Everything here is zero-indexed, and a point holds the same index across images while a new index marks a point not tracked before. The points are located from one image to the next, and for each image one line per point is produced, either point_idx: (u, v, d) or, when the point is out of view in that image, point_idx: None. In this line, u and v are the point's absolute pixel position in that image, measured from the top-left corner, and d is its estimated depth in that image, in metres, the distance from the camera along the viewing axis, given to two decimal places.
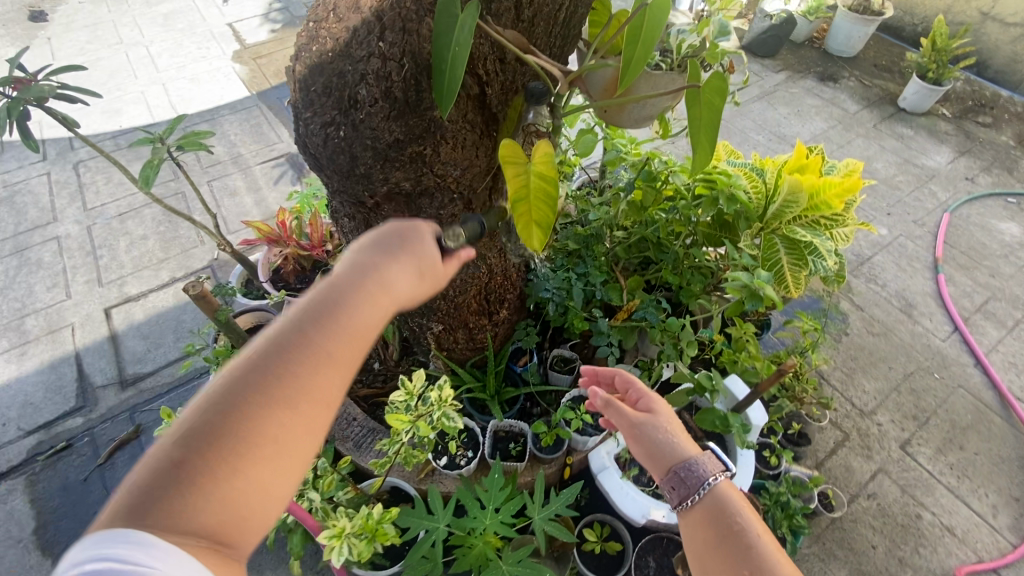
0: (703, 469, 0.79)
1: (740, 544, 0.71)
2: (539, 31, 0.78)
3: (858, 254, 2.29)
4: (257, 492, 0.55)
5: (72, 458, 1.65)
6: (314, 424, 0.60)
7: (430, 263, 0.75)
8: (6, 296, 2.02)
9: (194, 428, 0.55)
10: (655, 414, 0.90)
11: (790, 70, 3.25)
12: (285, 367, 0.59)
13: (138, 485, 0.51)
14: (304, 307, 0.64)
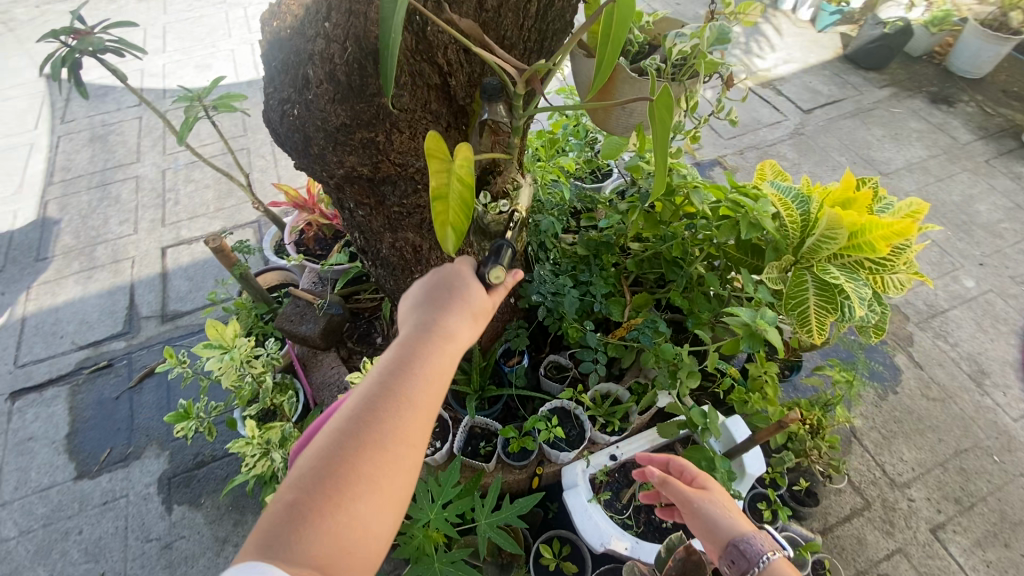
0: (757, 547, 0.80)
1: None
2: (512, 20, 0.71)
3: (931, 305, 2.02)
4: (358, 529, 0.61)
5: (109, 377, 1.82)
6: (401, 466, 0.65)
7: (485, 304, 0.78)
8: (86, 223, 2.26)
9: (301, 476, 0.62)
10: (711, 495, 0.93)
11: (896, 87, 2.88)
12: (372, 417, 0.65)
13: (264, 527, 0.59)
14: (386, 361, 0.70)
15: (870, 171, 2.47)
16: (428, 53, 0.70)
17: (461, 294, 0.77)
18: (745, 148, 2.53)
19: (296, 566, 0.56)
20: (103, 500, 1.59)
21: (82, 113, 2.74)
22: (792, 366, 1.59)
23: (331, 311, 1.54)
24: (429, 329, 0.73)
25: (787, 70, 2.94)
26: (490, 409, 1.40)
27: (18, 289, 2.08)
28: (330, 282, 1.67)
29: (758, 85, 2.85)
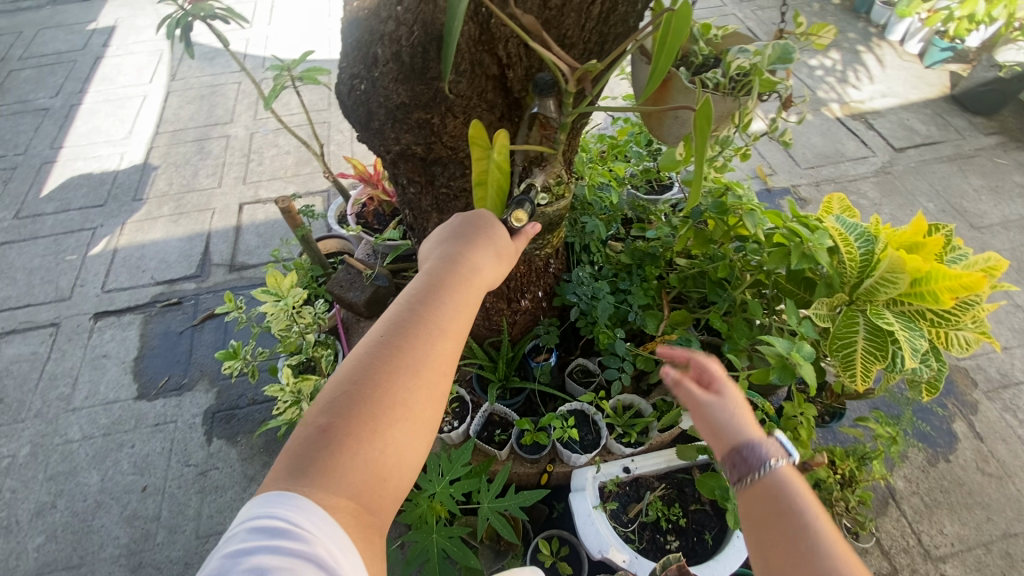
0: (765, 453, 0.67)
1: (800, 533, 0.60)
2: (575, 20, 0.73)
3: (1006, 375, 1.84)
4: (390, 456, 0.61)
5: (177, 313, 2.01)
6: (431, 396, 0.65)
7: (512, 245, 0.78)
8: (180, 172, 2.49)
9: (332, 402, 0.61)
10: (718, 387, 0.77)
11: (1006, 136, 2.64)
12: (402, 347, 0.65)
13: (294, 450, 0.58)
14: (415, 294, 0.70)
15: (959, 222, 2.28)
16: (490, 45, 0.74)
17: (488, 234, 0.77)
18: (822, 180, 2.40)
19: (332, 490, 0.56)
20: (155, 421, 1.75)
21: (192, 74, 3.01)
22: (833, 411, 1.52)
23: (377, 282, 1.57)
24: (458, 267, 0.73)
25: (882, 104, 2.76)
26: (511, 400, 1.42)
27: (115, 223, 2.32)
28: (382, 255, 1.73)
29: (848, 116, 2.70)
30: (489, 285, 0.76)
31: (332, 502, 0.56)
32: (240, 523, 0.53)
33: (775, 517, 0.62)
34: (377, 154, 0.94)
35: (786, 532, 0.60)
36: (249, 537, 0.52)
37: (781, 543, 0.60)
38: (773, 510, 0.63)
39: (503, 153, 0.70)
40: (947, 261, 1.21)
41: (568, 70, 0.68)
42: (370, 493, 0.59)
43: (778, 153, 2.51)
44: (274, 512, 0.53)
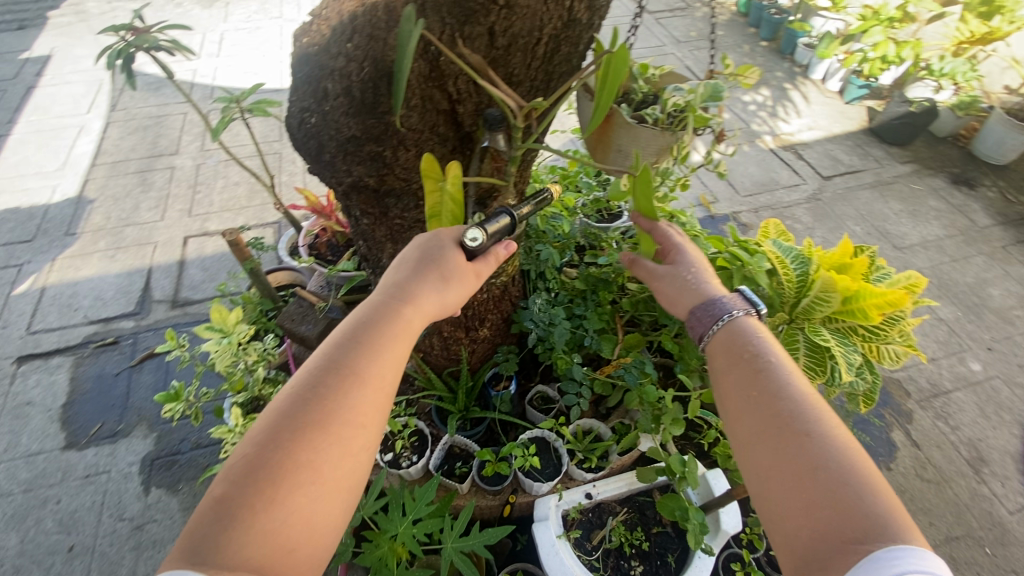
0: (728, 305, 0.85)
1: (754, 366, 0.75)
2: (520, 59, 0.76)
3: (934, 384, 1.99)
4: (300, 517, 0.57)
5: (114, 354, 1.87)
6: (349, 446, 0.62)
7: (456, 272, 0.78)
8: (118, 205, 2.37)
9: (239, 465, 0.58)
10: (679, 263, 0.94)
11: (919, 164, 2.91)
12: (319, 400, 0.63)
13: (195, 524, 0.54)
14: (344, 335, 0.69)
15: (884, 243, 2.47)
16: (440, 81, 0.76)
17: (426, 269, 0.77)
18: (761, 207, 2.55)
19: (237, 561, 0.52)
20: (86, 473, 1.62)
21: (134, 104, 2.92)
22: None
23: (331, 315, 1.54)
24: (387, 308, 0.72)
25: (810, 137, 2.99)
26: (471, 430, 1.40)
27: (44, 259, 2.18)
28: (337, 287, 1.68)
29: (780, 147, 2.90)
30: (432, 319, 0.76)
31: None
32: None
33: (735, 359, 0.78)
34: (329, 186, 0.94)
35: (746, 368, 0.76)
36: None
37: (740, 378, 0.75)
38: (737, 355, 0.78)
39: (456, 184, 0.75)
40: (874, 280, 1.30)
41: (514, 108, 0.73)
42: (279, 562, 0.55)
43: (719, 181, 2.67)
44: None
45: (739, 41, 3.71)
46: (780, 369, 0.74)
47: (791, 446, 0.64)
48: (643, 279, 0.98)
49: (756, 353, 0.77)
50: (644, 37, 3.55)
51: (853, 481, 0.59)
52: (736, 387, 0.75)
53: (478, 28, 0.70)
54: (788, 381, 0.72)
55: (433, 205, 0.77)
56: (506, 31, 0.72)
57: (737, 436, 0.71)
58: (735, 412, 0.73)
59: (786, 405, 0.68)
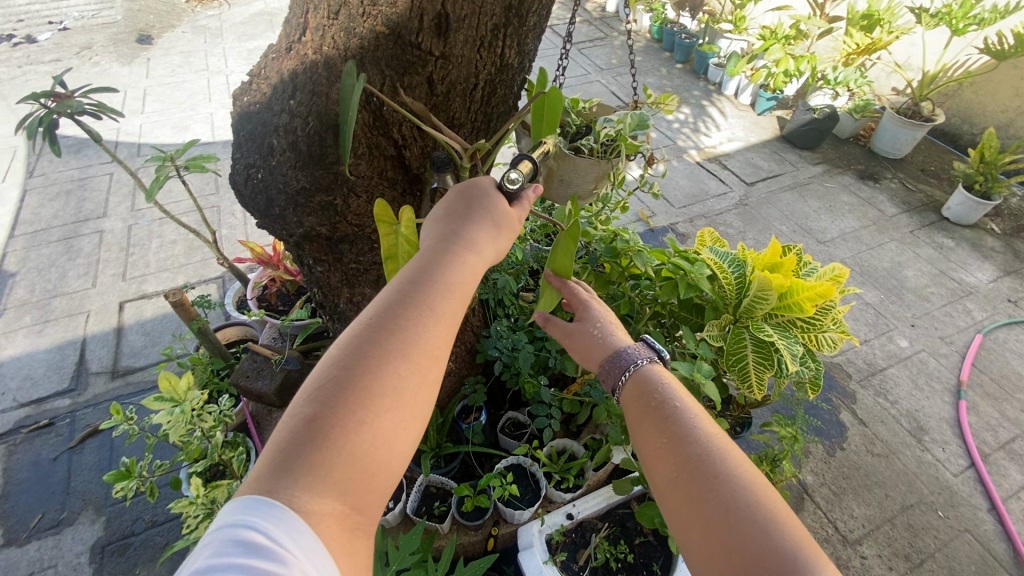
0: (631, 356, 0.83)
1: (660, 413, 0.73)
2: (461, 104, 0.80)
3: (870, 364, 2.15)
4: (379, 448, 0.55)
5: (49, 437, 1.72)
6: (423, 381, 0.60)
7: (509, 217, 0.74)
8: (43, 277, 2.23)
9: (319, 389, 0.55)
10: (587, 317, 0.93)
11: (828, 165, 3.19)
12: (393, 332, 0.59)
13: (278, 447, 0.52)
14: (411, 269, 0.66)
15: (809, 239, 2.67)
16: (385, 129, 0.79)
17: (483, 205, 0.73)
18: (696, 216, 2.71)
19: (318, 490, 0.51)
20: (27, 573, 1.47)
21: (53, 168, 2.77)
22: (743, 422, 1.63)
23: (287, 366, 1.51)
24: (451, 243, 0.68)
25: (731, 148, 3.23)
26: (446, 467, 1.39)
27: None
28: (291, 337, 1.65)
29: (706, 160, 3.11)
30: (490, 261, 0.72)
31: (317, 507, 0.50)
32: (216, 533, 0.48)
33: (644, 407, 0.76)
34: (279, 238, 0.93)
35: (653, 417, 0.74)
36: (226, 551, 0.46)
37: (651, 425, 0.73)
38: (642, 405, 0.77)
39: (411, 227, 0.72)
40: (804, 275, 1.42)
41: (460, 149, 0.77)
42: (358, 491, 0.53)
43: (655, 196, 2.82)
44: (252, 523, 0.48)
45: (657, 66, 3.98)
46: (686, 413, 0.72)
47: (702, 492, 0.63)
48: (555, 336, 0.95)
49: (663, 399, 0.76)
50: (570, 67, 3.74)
51: (763, 520, 0.59)
52: (648, 436, 0.72)
53: (418, 78, 0.74)
54: (694, 424, 0.70)
55: (388, 247, 0.74)
56: (444, 78, 0.76)
57: (654, 486, 0.69)
58: (650, 461, 0.71)
59: (694, 448, 0.67)
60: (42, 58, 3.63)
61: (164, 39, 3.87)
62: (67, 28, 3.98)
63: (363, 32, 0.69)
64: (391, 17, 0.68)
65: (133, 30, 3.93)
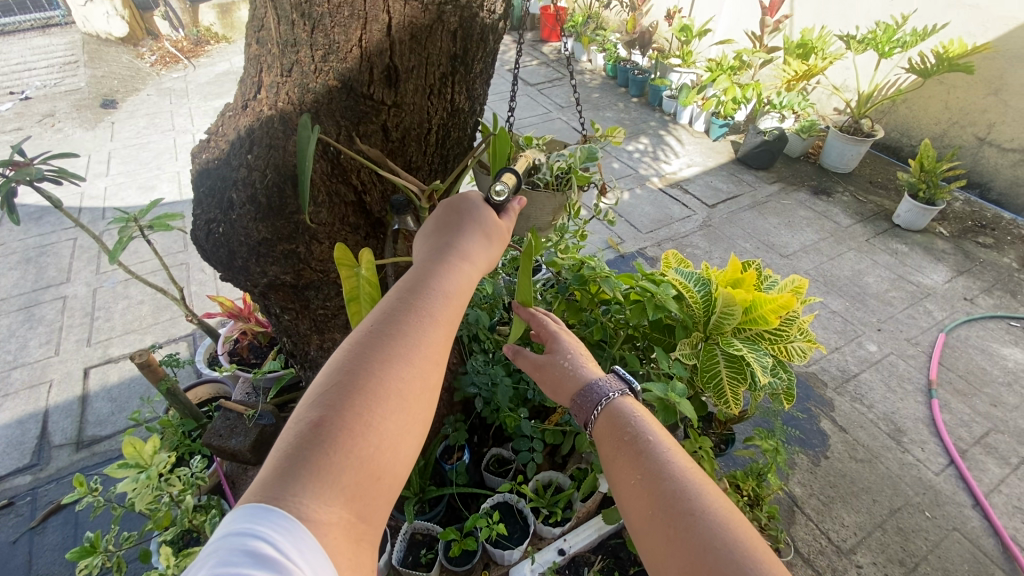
0: (604, 389, 0.84)
1: (633, 448, 0.73)
2: (416, 148, 0.83)
3: (844, 370, 2.20)
4: (384, 451, 0.56)
5: (8, 518, 1.61)
6: (424, 386, 0.61)
7: (496, 229, 0.77)
8: (2, 348, 2.14)
9: (325, 394, 0.56)
10: (559, 349, 0.93)
11: (784, 183, 3.34)
12: (395, 336, 0.61)
13: (284, 451, 0.52)
14: (410, 278, 0.67)
15: (773, 254, 2.77)
16: (344, 176, 0.81)
17: (472, 220, 0.75)
18: (663, 240, 2.79)
19: (325, 496, 0.50)
20: None
21: (14, 237, 2.72)
22: (727, 439, 1.66)
23: (262, 421, 1.48)
24: (444, 254, 0.71)
25: (690, 173, 3.36)
26: (431, 512, 1.35)
27: None
28: (264, 390, 1.63)
29: (667, 186, 3.22)
30: (483, 274, 0.74)
31: (325, 512, 0.50)
32: (222, 541, 0.46)
33: (618, 442, 0.76)
34: (244, 289, 0.94)
35: (626, 453, 0.74)
36: (234, 561, 0.44)
37: (626, 460, 0.73)
38: (614, 442, 0.77)
39: (371, 268, 0.72)
40: (765, 288, 1.47)
41: (416, 190, 0.79)
42: (363, 496, 0.53)
43: (621, 223, 2.90)
44: (261, 533, 0.46)
45: (613, 101, 4.17)
46: (659, 447, 0.72)
47: (679, 528, 0.62)
48: (526, 370, 0.95)
49: (636, 434, 0.76)
50: (530, 107, 3.89)
51: (739, 557, 0.58)
52: (624, 470, 0.72)
53: (372, 126, 0.77)
54: (667, 458, 0.70)
55: (349, 290, 0.72)
56: (398, 125, 0.79)
57: (632, 523, 0.69)
58: (627, 496, 0.70)
59: (670, 484, 0.66)
60: (1, 128, 3.61)
61: (127, 103, 3.90)
62: (27, 97, 3.98)
63: (316, 87, 0.72)
64: (342, 72, 0.71)
65: (96, 95, 3.96)
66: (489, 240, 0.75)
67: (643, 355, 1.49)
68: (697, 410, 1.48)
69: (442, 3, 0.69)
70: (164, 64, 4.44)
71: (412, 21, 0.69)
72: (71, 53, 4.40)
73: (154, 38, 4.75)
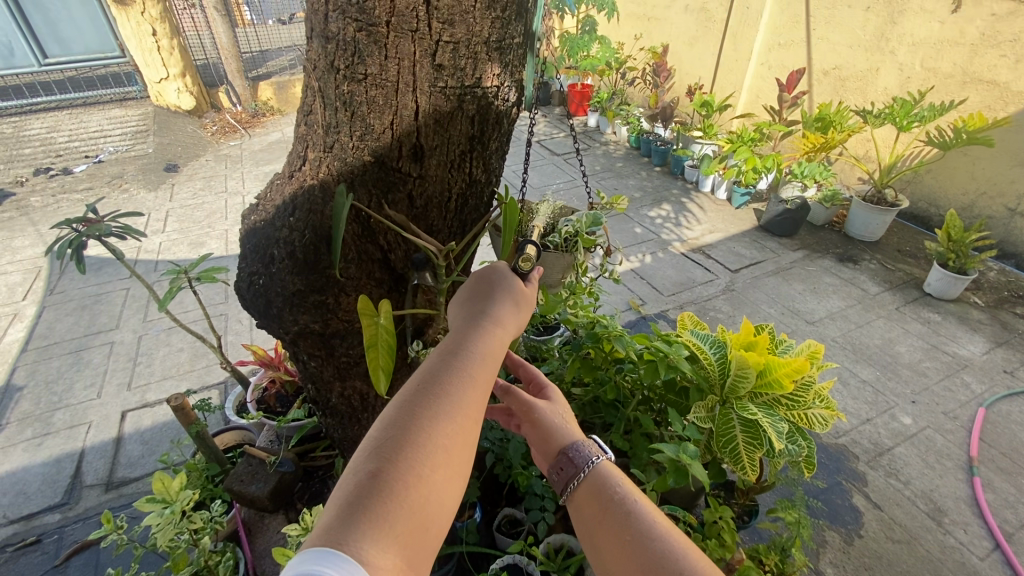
0: (583, 453, 0.83)
1: (619, 513, 0.75)
2: (437, 214, 0.93)
3: (876, 443, 2.10)
4: (431, 503, 0.58)
5: (34, 555, 1.66)
6: (466, 439, 0.64)
7: (525, 295, 0.84)
8: (50, 389, 2.29)
9: (379, 445, 0.59)
10: (551, 403, 0.93)
11: (807, 250, 3.36)
12: (441, 391, 0.64)
13: (342, 501, 0.54)
14: (452, 337, 0.72)
15: (798, 320, 2.74)
16: (372, 237, 0.91)
17: (504, 287, 0.82)
18: (684, 303, 2.81)
19: (382, 545, 0.52)
20: None
21: (74, 285, 2.95)
22: (750, 510, 1.57)
23: (281, 468, 1.53)
24: (480, 316, 0.76)
25: (712, 238, 3.42)
26: (440, 570, 1.34)
27: None
28: (286, 438, 1.68)
29: (689, 251, 3.28)
30: (513, 336, 0.79)
31: (383, 560, 0.51)
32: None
33: (603, 504, 0.78)
34: (277, 336, 1.02)
35: (610, 518, 0.75)
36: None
37: (612, 523, 0.75)
38: (597, 508, 0.78)
39: (389, 317, 0.80)
40: (780, 353, 1.48)
41: (436, 250, 0.88)
42: (412, 548, 0.55)
43: (642, 286, 2.94)
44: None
45: (636, 169, 4.35)
46: (644, 510, 0.74)
47: None
48: (515, 411, 0.92)
49: (621, 497, 0.78)
50: (555, 175, 4.09)
51: None
52: (609, 533, 0.74)
53: (400, 195, 0.87)
54: (653, 522, 0.72)
55: (370, 338, 0.78)
56: (422, 194, 0.89)
57: None
58: (614, 558, 0.72)
59: (657, 546, 0.69)
60: (76, 188, 4.01)
61: (188, 168, 4.30)
62: (101, 161, 4.44)
63: (353, 161, 0.83)
64: (375, 149, 0.82)
65: (162, 160, 4.38)
66: (520, 303, 0.81)
67: (659, 417, 1.48)
68: (713, 475, 1.42)
69: (463, 93, 0.80)
70: (224, 134, 4.92)
71: (437, 107, 0.80)
72: (144, 124, 4.92)
73: (217, 110, 5.28)
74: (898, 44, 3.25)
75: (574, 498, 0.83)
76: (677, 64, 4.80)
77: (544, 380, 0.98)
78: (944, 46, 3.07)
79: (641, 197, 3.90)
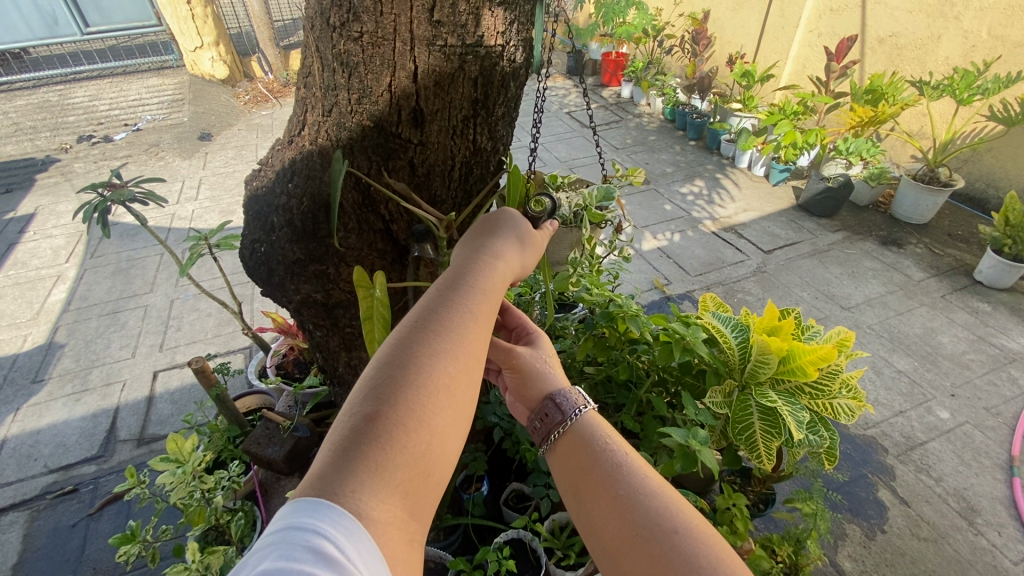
0: (571, 400, 0.80)
1: (607, 464, 0.72)
2: (440, 183, 0.90)
3: (908, 437, 2.00)
4: (433, 448, 0.55)
5: (71, 503, 1.77)
6: (469, 383, 0.60)
7: (531, 236, 0.78)
8: (88, 348, 2.40)
9: (377, 387, 0.56)
10: (535, 348, 0.89)
11: (848, 231, 3.18)
12: (441, 330, 0.60)
13: (340, 444, 0.52)
14: (452, 273, 0.68)
15: (832, 305, 2.61)
16: (373, 207, 0.90)
17: (509, 226, 0.77)
18: (712, 284, 2.71)
19: (381, 494, 0.50)
20: None
21: (111, 251, 3.06)
22: (766, 499, 1.53)
23: (297, 433, 1.55)
24: (483, 252, 0.71)
25: (746, 217, 3.27)
26: (445, 541, 1.35)
27: (6, 409, 2.14)
28: (303, 404, 1.72)
29: (720, 230, 3.15)
30: (518, 274, 0.75)
31: (382, 511, 0.49)
32: (284, 535, 0.45)
33: (589, 457, 0.74)
34: (282, 305, 1.04)
35: (596, 471, 0.72)
36: (296, 556, 0.44)
37: (600, 477, 0.71)
38: (582, 460, 0.75)
39: (385, 290, 0.79)
40: (806, 339, 1.40)
41: (437, 220, 0.84)
42: (412, 495, 0.53)
43: (669, 264, 2.85)
44: (323, 531, 0.46)
45: (670, 143, 4.17)
46: (635, 466, 0.71)
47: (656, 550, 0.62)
48: (496, 357, 0.87)
49: (610, 451, 0.74)
50: (583, 148, 3.99)
51: None
52: (597, 486, 0.70)
53: (400, 163, 0.85)
54: (643, 479, 0.69)
55: (366, 311, 0.78)
56: (424, 161, 0.86)
57: (604, 542, 0.68)
58: (599, 514, 0.69)
59: (651, 502, 0.66)
60: (115, 155, 4.13)
61: (221, 137, 4.37)
62: (139, 129, 4.55)
63: (352, 127, 0.81)
64: (374, 114, 0.80)
65: (195, 129, 4.46)
66: (525, 242, 0.77)
67: (674, 401, 1.43)
68: (728, 462, 1.36)
69: (465, 52, 0.75)
70: (255, 103, 4.96)
71: (436, 69, 0.76)
72: (179, 92, 4.99)
73: (250, 80, 5.31)
74: (964, 9, 2.97)
75: (557, 450, 0.80)
76: (719, 32, 4.54)
77: (531, 325, 0.92)
78: (1015, 11, 2.79)
79: (673, 173, 3.75)
